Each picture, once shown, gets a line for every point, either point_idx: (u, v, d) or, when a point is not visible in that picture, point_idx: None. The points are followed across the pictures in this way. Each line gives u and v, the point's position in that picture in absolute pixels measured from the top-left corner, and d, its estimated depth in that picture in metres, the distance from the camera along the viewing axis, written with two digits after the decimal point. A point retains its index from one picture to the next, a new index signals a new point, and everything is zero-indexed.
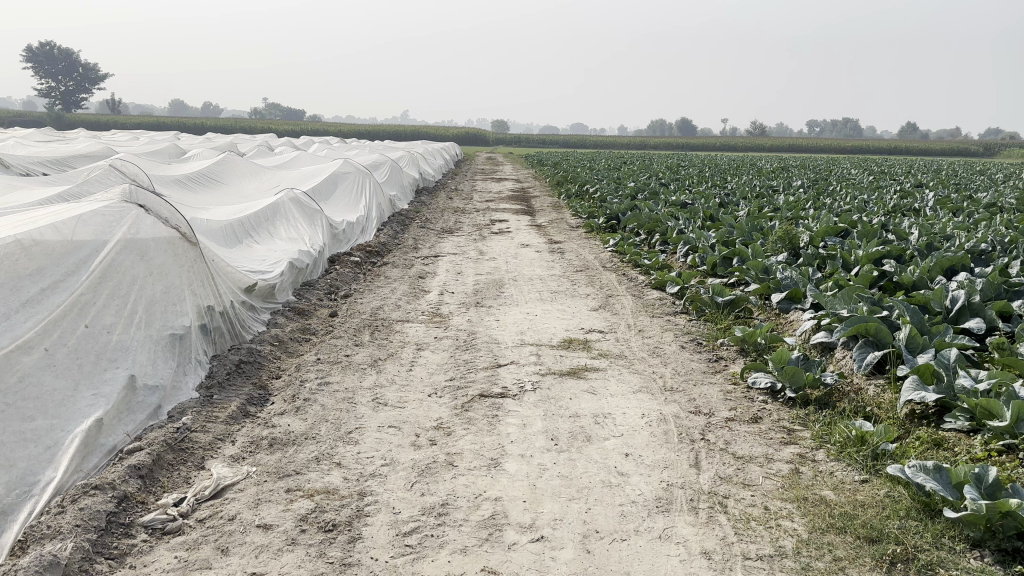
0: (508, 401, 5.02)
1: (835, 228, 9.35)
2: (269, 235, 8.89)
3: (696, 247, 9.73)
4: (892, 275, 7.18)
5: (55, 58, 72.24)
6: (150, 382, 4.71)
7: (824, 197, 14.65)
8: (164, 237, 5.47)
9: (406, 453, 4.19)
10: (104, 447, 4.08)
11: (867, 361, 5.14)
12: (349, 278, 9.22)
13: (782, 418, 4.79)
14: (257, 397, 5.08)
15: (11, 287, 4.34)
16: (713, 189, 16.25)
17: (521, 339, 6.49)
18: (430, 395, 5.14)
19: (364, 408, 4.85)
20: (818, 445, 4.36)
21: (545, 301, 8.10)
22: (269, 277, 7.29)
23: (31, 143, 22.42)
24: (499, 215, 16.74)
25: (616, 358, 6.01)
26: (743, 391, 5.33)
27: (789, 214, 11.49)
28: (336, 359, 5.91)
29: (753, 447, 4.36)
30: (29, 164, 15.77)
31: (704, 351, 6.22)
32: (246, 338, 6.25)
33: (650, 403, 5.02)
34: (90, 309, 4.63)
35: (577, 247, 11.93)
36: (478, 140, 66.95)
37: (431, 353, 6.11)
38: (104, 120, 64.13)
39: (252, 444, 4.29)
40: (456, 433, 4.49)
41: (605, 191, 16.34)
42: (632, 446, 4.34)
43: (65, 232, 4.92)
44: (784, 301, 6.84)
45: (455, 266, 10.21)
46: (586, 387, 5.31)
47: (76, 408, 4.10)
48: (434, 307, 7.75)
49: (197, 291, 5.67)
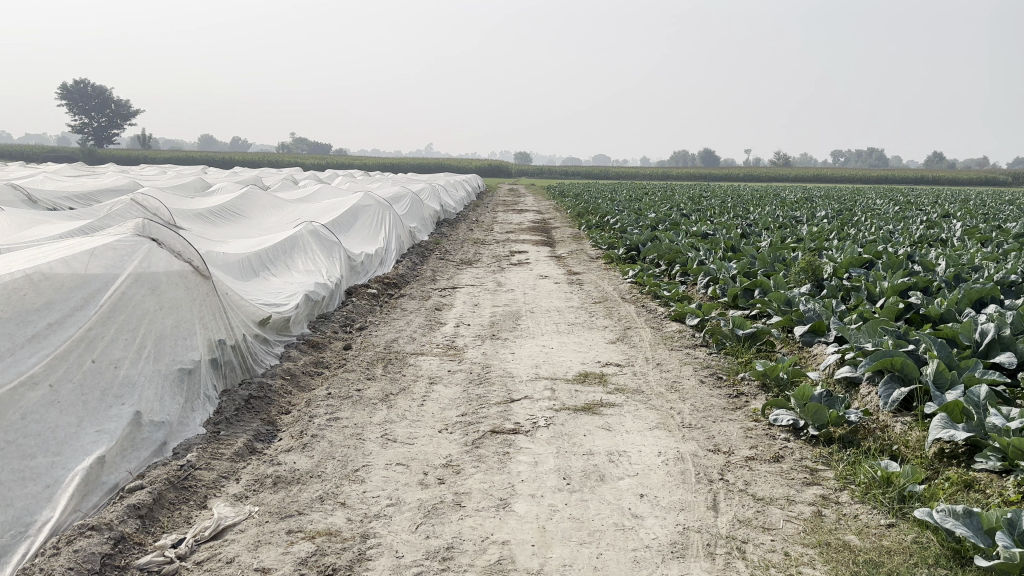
0: (520, 438, 4.89)
1: (859, 259, 9.17)
2: (286, 268, 8.88)
3: (717, 279, 9.57)
4: (918, 307, 6.99)
5: (88, 95, 74.00)
6: (156, 418, 4.64)
7: (849, 227, 14.41)
8: (176, 270, 5.44)
9: (412, 493, 4.07)
10: (104, 485, 4.01)
11: (894, 397, 4.97)
12: (364, 311, 9.17)
13: (805, 457, 4.62)
14: (264, 433, 4.99)
15: (18, 322, 4.30)
16: (734, 219, 16.11)
17: (536, 373, 6.37)
18: (441, 431, 5.02)
19: (372, 445, 4.75)
20: (841, 486, 4.18)
21: (562, 333, 7.97)
22: (284, 310, 7.25)
23: (60, 178, 22.83)
24: (519, 246, 16.69)
25: (633, 393, 5.87)
26: (764, 428, 5.15)
27: (812, 244, 11.29)
28: (348, 394, 5.81)
29: (774, 488, 4.18)
30: (55, 199, 15.98)
31: (724, 386, 6.06)
32: (257, 372, 6.18)
33: (667, 440, 4.87)
34: (98, 343, 4.58)
35: (596, 278, 11.82)
36: (500, 172, 67.41)
37: (443, 388, 5.99)
38: (134, 155, 65.37)
39: (256, 482, 4.19)
40: (465, 471, 4.37)
41: (625, 223, 16.22)
42: (647, 486, 4.18)
43: (76, 266, 4.89)
44: (807, 333, 6.66)
45: (472, 298, 10.12)
46: (601, 423, 5.17)
47: (78, 445, 4.03)
48: (449, 340, 7.65)
49: (208, 325, 5.62)
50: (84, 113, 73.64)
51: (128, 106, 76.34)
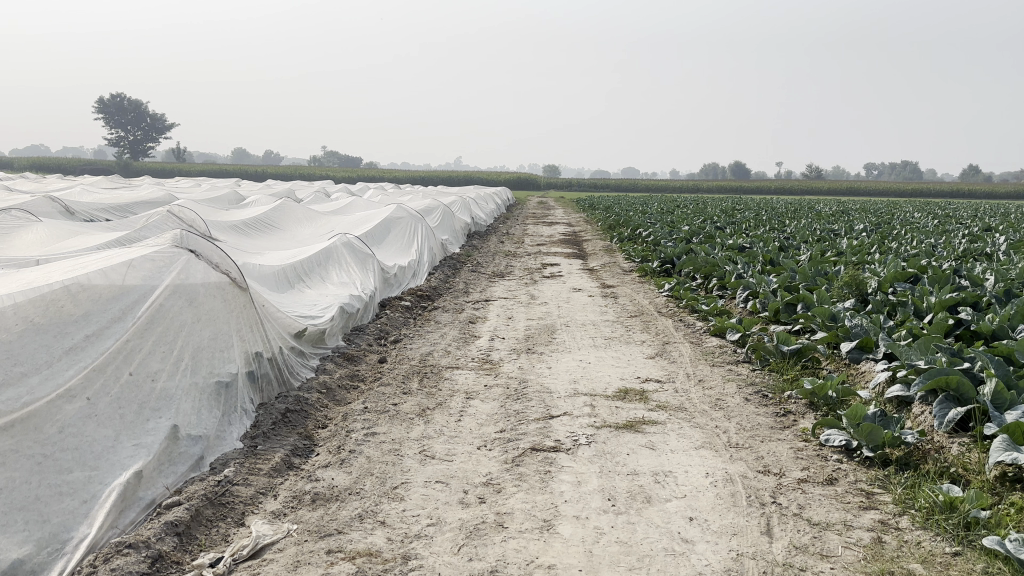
0: (561, 456, 4.76)
1: (903, 274, 8.94)
2: (321, 280, 8.84)
3: (756, 292, 9.38)
4: (969, 324, 6.78)
5: (126, 109, 75.59)
6: (193, 432, 4.58)
7: (889, 241, 14.11)
8: (214, 282, 5.39)
9: (453, 512, 3.96)
10: (142, 501, 3.95)
11: (950, 418, 4.76)
12: (398, 324, 9.09)
13: (860, 479, 4.44)
14: (302, 448, 4.91)
15: (56, 333, 4.26)
16: (769, 232, 15.88)
17: (574, 388, 6.24)
18: (479, 448, 4.91)
19: (411, 461, 4.65)
20: (901, 511, 4.00)
21: (599, 348, 7.83)
22: (319, 323, 7.19)
23: (98, 190, 23.20)
24: (551, 258, 16.55)
25: (675, 410, 5.71)
26: (815, 448, 4.98)
27: (853, 258, 11.04)
28: (384, 409, 5.72)
29: (830, 512, 4.01)
30: (94, 211, 16.20)
31: (770, 404, 5.87)
32: (293, 385, 6.11)
33: (715, 461, 4.70)
34: (136, 355, 4.53)
35: (631, 292, 11.67)
36: (529, 184, 67.63)
37: (480, 403, 5.88)
38: (169, 168, 66.44)
39: (294, 498, 4.10)
40: (507, 490, 4.24)
41: (659, 236, 16.04)
42: (696, 509, 4.03)
43: (114, 277, 4.87)
44: (855, 350, 6.45)
45: (506, 311, 10.02)
46: (644, 441, 5.02)
47: (115, 460, 3.98)
48: (485, 354, 7.55)
49: (246, 337, 5.57)
50: (121, 126, 74.85)
51: (164, 119, 77.57)
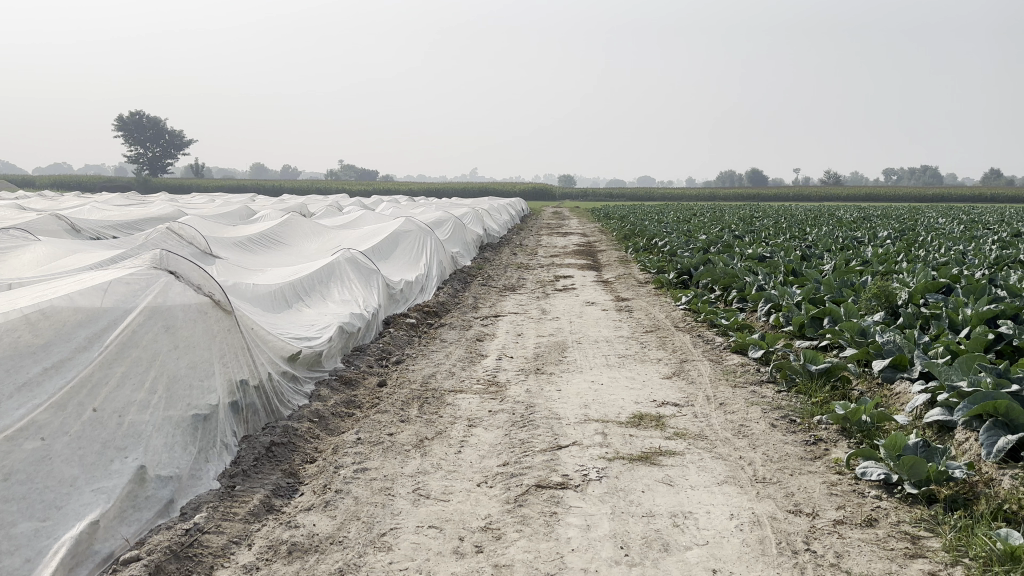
0: (569, 495, 4.31)
1: (935, 283, 8.37)
2: (321, 298, 8.44)
3: (779, 305, 8.87)
4: (1010, 338, 6.19)
5: (145, 125, 76.04)
6: (163, 472, 4.16)
7: (915, 248, 13.52)
8: (194, 304, 4.97)
9: (445, 564, 3.52)
10: (98, 555, 3.56)
11: (1000, 448, 4.25)
12: (402, 342, 8.67)
13: (904, 520, 3.96)
14: (285, 488, 4.50)
15: (9, 367, 3.89)
16: (791, 240, 15.25)
17: (585, 414, 5.79)
18: (479, 486, 4.46)
19: (402, 502, 4.21)
20: (953, 561, 3.51)
21: (613, 368, 7.35)
22: (315, 345, 6.80)
23: (111, 207, 23.02)
24: (564, 270, 16.08)
25: (695, 439, 5.25)
26: (850, 482, 4.50)
27: (880, 268, 10.50)
28: (378, 440, 5.29)
29: (871, 562, 3.54)
30: (100, 228, 16.00)
31: (798, 431, 5.39)
32: (283, 415, 5.70)
33: (740, 499, 4.24)
34: (102, 388, 4.14)
35: (646, 305, 11.19)
36: (545, 195, 67.54)
37: (483, 432, 5.44)
38: (186, 183, 66.84)
39: (269, 549, 3.68)
40: (507, 538, 3.79)
41: (676, 245, 15.50)
42: (719, 559, 3.57)
43: (83, 303, 4.48)
44: (887, 368, 5.96)
45: (515, 327, 9.57)
46: (661, 476, 4.56)
47: (70, 508, 3.60)
48: (491, 375, 7.10)
49: (230, 364, 5.13)
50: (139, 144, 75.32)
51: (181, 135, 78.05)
